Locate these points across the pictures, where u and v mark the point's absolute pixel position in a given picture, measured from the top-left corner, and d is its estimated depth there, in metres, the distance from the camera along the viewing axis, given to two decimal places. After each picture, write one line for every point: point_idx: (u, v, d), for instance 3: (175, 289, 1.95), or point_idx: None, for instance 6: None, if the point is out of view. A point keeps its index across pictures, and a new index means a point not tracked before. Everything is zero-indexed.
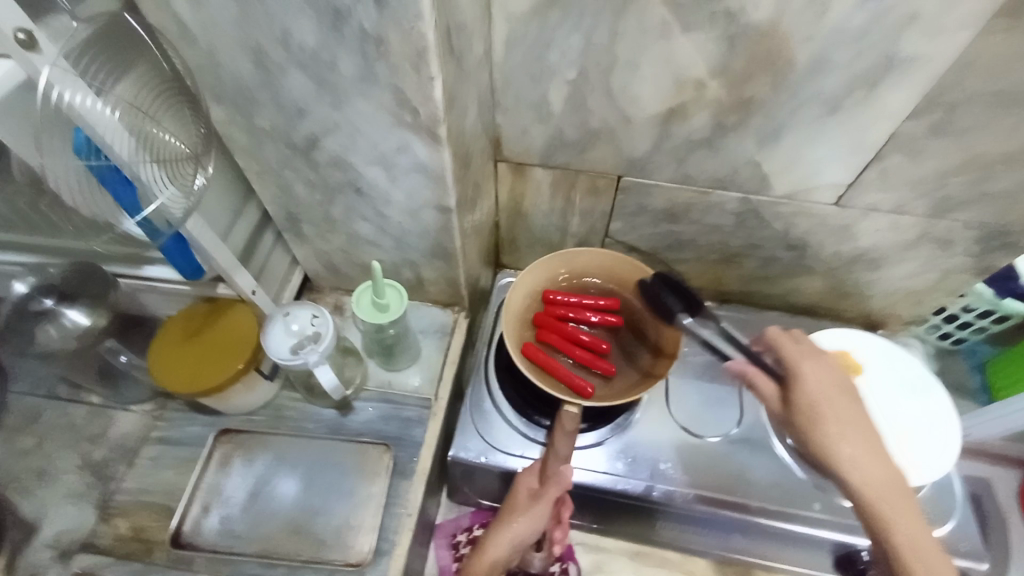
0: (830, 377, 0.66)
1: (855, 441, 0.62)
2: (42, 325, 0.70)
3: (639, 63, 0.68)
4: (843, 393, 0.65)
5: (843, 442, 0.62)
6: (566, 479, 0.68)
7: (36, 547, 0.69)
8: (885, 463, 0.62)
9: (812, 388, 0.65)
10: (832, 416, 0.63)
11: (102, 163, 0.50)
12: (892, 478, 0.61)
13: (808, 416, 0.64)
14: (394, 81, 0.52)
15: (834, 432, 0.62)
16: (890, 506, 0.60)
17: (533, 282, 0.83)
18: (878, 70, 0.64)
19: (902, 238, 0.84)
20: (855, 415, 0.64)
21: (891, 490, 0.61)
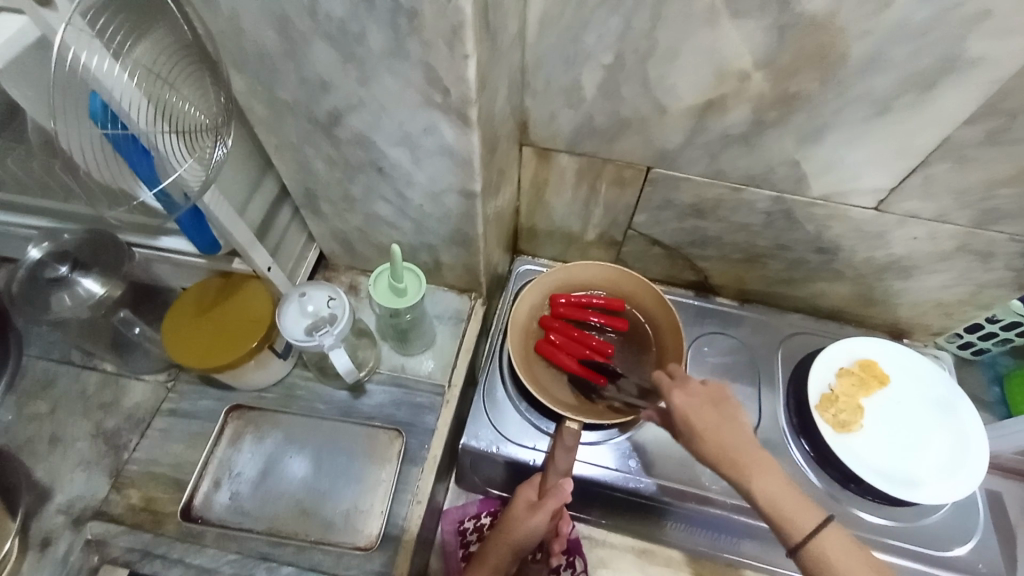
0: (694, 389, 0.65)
1: (731, 451, 0.60)
2: (57, 292, 0.69)
3: (680, 51, 0.65)
4: (707, 403, 0.64)
5: (716, 455, 0.61)
6: (566, 493, 0.67)
7: (48, 513, 0.70)
8: (767, 467, 0.60)
9: (679, 404, 0.64)
10: (703, 428, 0.62)
11: (119, 131, 0.48)
12: (779, 482, 0.59)
13: (686, 434, 0.63)
14: (425, 58, 0.49)
15: (711, 445, 0.61)
16: (785, 511, 0.58)
17: (548, 287, 0.85)
18: (938, 70, 0.60)
19: (941, 248, 0.80)
20: (728, 424, 0.62)
21: (783, 494, 0.59)
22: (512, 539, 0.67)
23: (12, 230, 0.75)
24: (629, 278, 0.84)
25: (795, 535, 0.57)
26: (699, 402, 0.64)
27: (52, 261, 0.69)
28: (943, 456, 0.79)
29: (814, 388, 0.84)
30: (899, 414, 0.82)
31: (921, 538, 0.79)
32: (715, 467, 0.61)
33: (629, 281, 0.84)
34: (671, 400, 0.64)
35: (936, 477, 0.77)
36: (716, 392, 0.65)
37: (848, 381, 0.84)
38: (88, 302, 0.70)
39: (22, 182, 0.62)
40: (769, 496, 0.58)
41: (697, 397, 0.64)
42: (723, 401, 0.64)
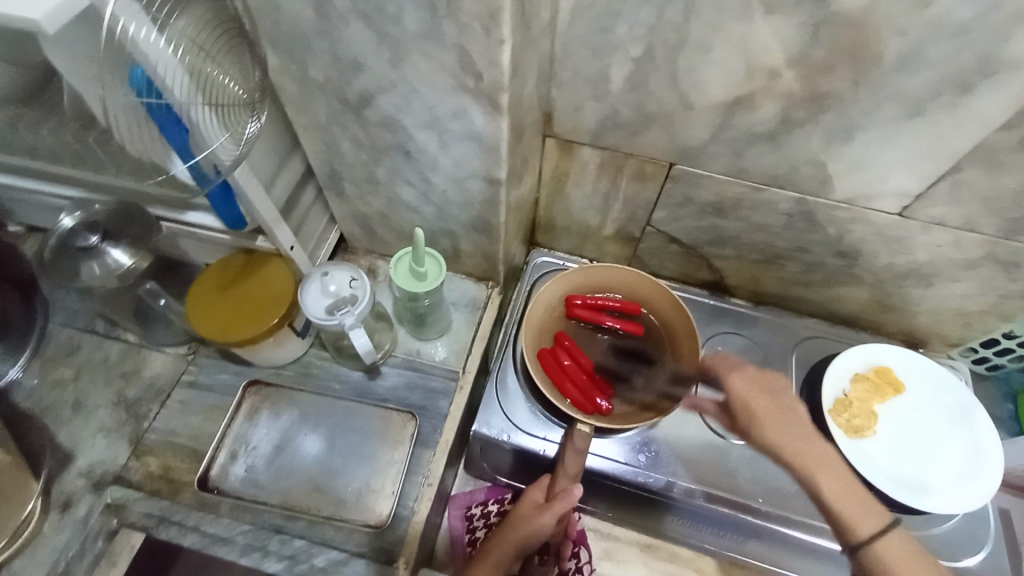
0: (763, 392, 0.69)
1: (791, 439, 0.65)
2: (85, 262, 0.70)
3: (712, 45, 0.64)
4: (763, 391, 0.69)
5: (775, 444, 0.65)
6: (574, 498, 0.67)
7: (70, 476, 0.71)
8: (822, 450, 0.64)
9: (739, 393, 0.69)
10: (762, 416, 0.67)
11: (158, 102, 0.49)
12: (834, 473, 0.63)
13: (746, 422, 0.68)
14: (460, 40, 0.49)
15: (769, 432, 0.66)
16: (842, 504, 0.62)
17: (564, 284, 0.85)
18: (974, 73, 0.59)
19: (965, 256, 0.80)
20: (784, 413, 0.67)
21: (840, 485, 0.63)
22: (516, 538, 0.67)
23: (43, 199, 0.76)
24: (645, 280, 0.84)
25: (851, 525, 0.60)
26: (753, 389, 0.69)
27: (82, 231, 0.70)
28: (959, 468, 0.78)
29: (827, 393, 0.83)
30: (914, 423, 0.82)
31: (930, 546, 0.78)
32: (776, 458, 0.66)
33: (646, 284, 0.84)
34: (730, 386, 0.70)
35: (952, 487, 0.76)
36: (771, 379, 0.70)
37: (863, 388, 0.83)
38: (117, 272, 0.70)
39: (57, 154, 0.64)
40: (828, 487, 0.62)
41: (755, 386, 0.69)
42: (779, 389, 0.69)
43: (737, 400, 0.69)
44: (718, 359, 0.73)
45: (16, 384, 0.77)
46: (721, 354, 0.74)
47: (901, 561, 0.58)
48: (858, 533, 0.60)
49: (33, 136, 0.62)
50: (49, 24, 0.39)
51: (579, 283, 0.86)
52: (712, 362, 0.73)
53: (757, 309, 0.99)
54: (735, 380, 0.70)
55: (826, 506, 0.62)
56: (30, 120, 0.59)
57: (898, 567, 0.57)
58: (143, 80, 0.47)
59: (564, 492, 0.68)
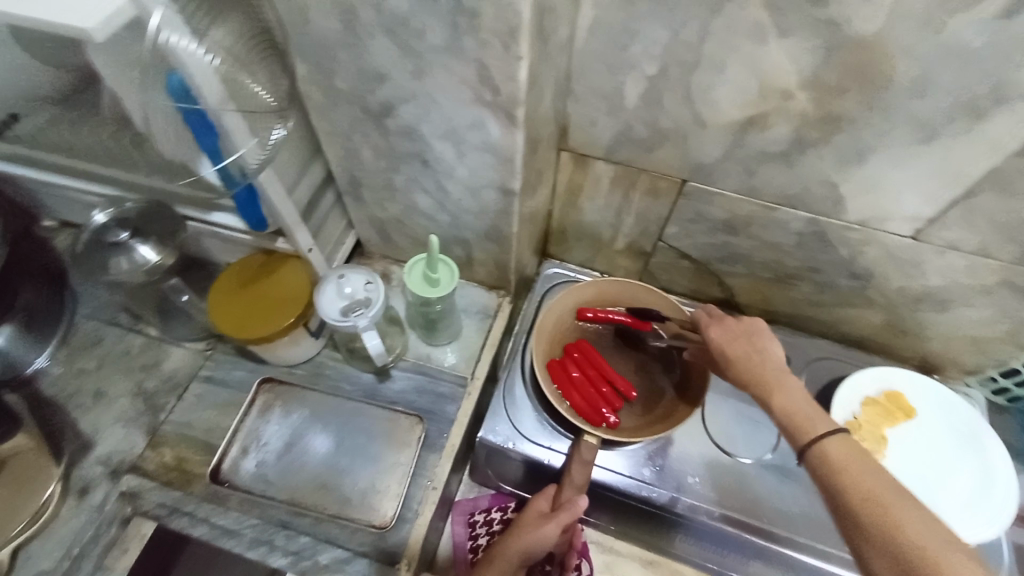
0: (735, 332, 0.65)
1: (754, 370, 0.60)
2: (115, 256, 0.73)
3: (726, 65, 0.66)
4: (738, 332, 0.64)
5: (742, 376, 0.61)
6: (580, 508, 0.67)
7: (88, 463, 0.74)
8: (783, 377, 0.59)
9: (715, 337, 0.65)
10: (733, 352, 0.63)
11: (190, 107, 0.52)
12: (800, 399, 0.57)
13: (721, 363, 0.64)
14: (480, 55, 0.51)
15: (738, 367, 0.62)
16: (806, 424, 0.55)
17: (575, 296, 0.86)
18: (988, 99, 0.59)
19: (980, 282, 0.79)
20: (756, 350, 0.62)
21: (810, 409, 0.56)
22: (520, 546, 0.67)
23: (79, 196, 0.80)
24: (656, 294, 0.84)
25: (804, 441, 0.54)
26: (731, 334, 0.65)
27: (114, 228, 0.74)
28: (971, 498, 0.77)
29: (836, 414, 0.82)
30: (926, 450, 0.81)
31: None
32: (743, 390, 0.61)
33: (657, 299, 0.84)
34: (706, 332, 0.67)
35: (962, 517, 0.75)
36: (750, 324, 0.64)
37: (874, 411, 0.82)
38: (144, 268, 0.73)
39: (94, 152, 0.68)
40: (784, 408, 0.56)
41: (732, 329, 0.65)
42: (755, 331, 0.64)
43: (710, 342, 0.66)
44: (704, 313, 0.70)
45: (42, 371, 0.80)
46: (714, 309, 0.70)
47: (855, 468, 0.50)
48: (808, 440, 0.53)
49: (74, 136, 0.66)
50: (97, 34, 0.41)
51: (589, 296, 0.87)
52: (699, 317, 0.70)
53: (767, 328, 0.99)
54: (710, 326, 0.67)
55: (784, 424, 0.56)
56: (73, 121, 0.62)
57: (851, 475, 0.49)
58: (179, 88, 0.50)
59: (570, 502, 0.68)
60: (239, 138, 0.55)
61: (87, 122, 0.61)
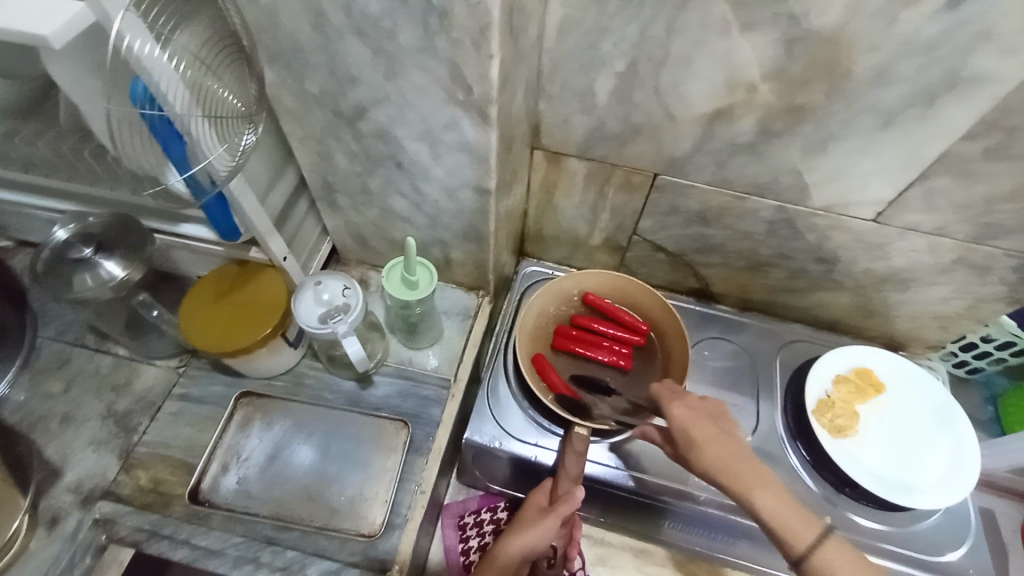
0: (699, 415, 0.67)
1: (729, 461, 0.63)
2: (79, 273, 0.70)
3: (693, 59, 0.67)
4: (704, 416, 0.67)
5: (714, 466, 0.63)
6: (577, 500, 0.67)
7: (58, 490, 0.70)
8: (762, 474, 0.62)
9: (682, 420, 0.67)
10: (702, 439, 0.65)
11: (156, 113, 0.49)
12: (777, 494, 0.61)
13: (688, 448, 0.66)
14: (452, 55, 0.51)
15: (709, 457, 0.64)
16: (791, 524, 0.59)
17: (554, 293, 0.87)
18: (939, 86, 0.63)
19: (939, 261, 0.83)
20: (725, 437, 0.65)
21: (788, 508, 0.60)
22: (522, 542, 0.67)
23: (38, 212, 0.77)
24: (637, 285, 0.85)
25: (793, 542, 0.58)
26: (698, 416, 0.67)
27: (77, 243, 0.71)
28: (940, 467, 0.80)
29: (811, 394, 0.85)
30: (897, 424, 0.84)
31: (913, 543, 0.80)
32: (716, 482, 0.63)
33: (639, 289, 0.85)
34: (672, 412, 0.68)
35: (935, 486, 0.78)
36: (713, 408, 0.68)
37: (847, 389, 0.86)
38: (110, 284, 0.70)
39: (59, 166, 0.66)
40: (767, 505, 0.60)
41: (698, 412, 0.68)
42: (721, 416, 0.67)
43: (680, 427, 0.67)
44: (665, 389, 0.72)
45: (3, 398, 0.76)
46: (668, 384, 0.73)
47: (845, 568, 0.57)
48: (801, 545, 0.58)
49: (31, 150, 0.63)
50: (57, 40, 0.42)
51: (567, 293, 0.88)
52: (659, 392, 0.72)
53: (743, 315, 1.02)
54: (675, 409, 0.68)
55: (770, 524, 0.59)
56: (26, 132, 0.60)
57: (842, 574, 0.56)
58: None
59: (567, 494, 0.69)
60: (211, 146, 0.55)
61: (47, 135, 0.59)
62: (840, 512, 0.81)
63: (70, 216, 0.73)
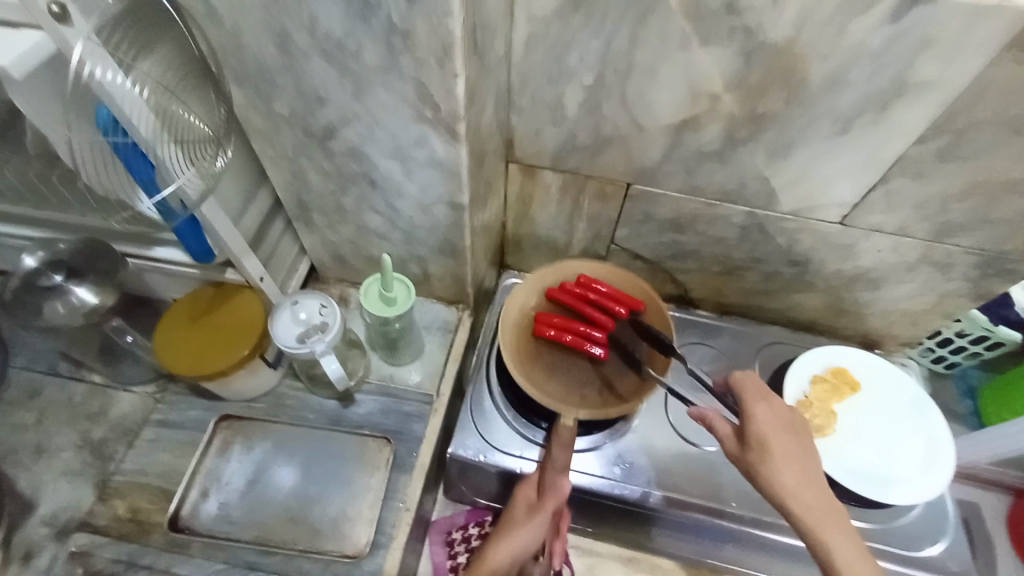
0: (783, 422, 0.62)
1: (803, 489, 0.58)
2: (49, 300, 0.70)
3: (656, 72, 0.69)
4: (786, 429, 0.61)
5: (790, 489, 0.58)
6: (564, 491, 0.70)
7: (32, 524, 0.69)
8: (830, 503, 0.58)
9: (761, 431, 0.60)
10: (779, 455, 0.59)
11: (123, 140, 0.50)
12: (850, 539, 0.57)
13: (760, 458, 0.59)
14: (418, 74, 0.53)
15: (784, 484, 0.58)
16: (851, 561, 0.55)
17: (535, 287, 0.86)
18: (890, 92, 0.65)
19: (904, 259, 0.85)
20: (804, 461, 0.59)
21: (847, 543, 0.56)
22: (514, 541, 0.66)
23: (8, 240, 0.75)
24: (619, 274, 0.86)
25: None
26: (779, 425, 0.61)
27: (47, 270, 0.71)
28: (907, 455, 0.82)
29: (789, 394, 0.87)
30: (873, 420, 0.86)
31: (894, 538, 0.81)
32: (781, 508, 0.58)
33: (621, 280, 0.86)
34: (754, 415, 0.61)
35: (911, 481, 0.80)
36: (797, 420, 0.62)
37: (822, 388, 0.87)
38: (81, 310, 0.71)
39: (28, 192, 0.65)
40: (838, 545, 0.56)
41: (780, 423, 0.61)
42: (804, 434, 0.61)
43: (756, 436, 0.60)
44: (747, 383, 0.64)
45: None
46: (752, 376, 0.65)
47: None
48: None
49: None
50: (17, 70, 0.43)
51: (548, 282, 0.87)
52: (740, 385, 0.65)
53: (721, 319, 1.04)
54: (758, 410, 0.62)
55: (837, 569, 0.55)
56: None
57: None
58: (109, 117, 0.49)
59: (555, 488, 0.71)
60: (177, 173, 0.54)
61: (13, 162, 0.59)
62: None
63: (40, 241, 0.72)
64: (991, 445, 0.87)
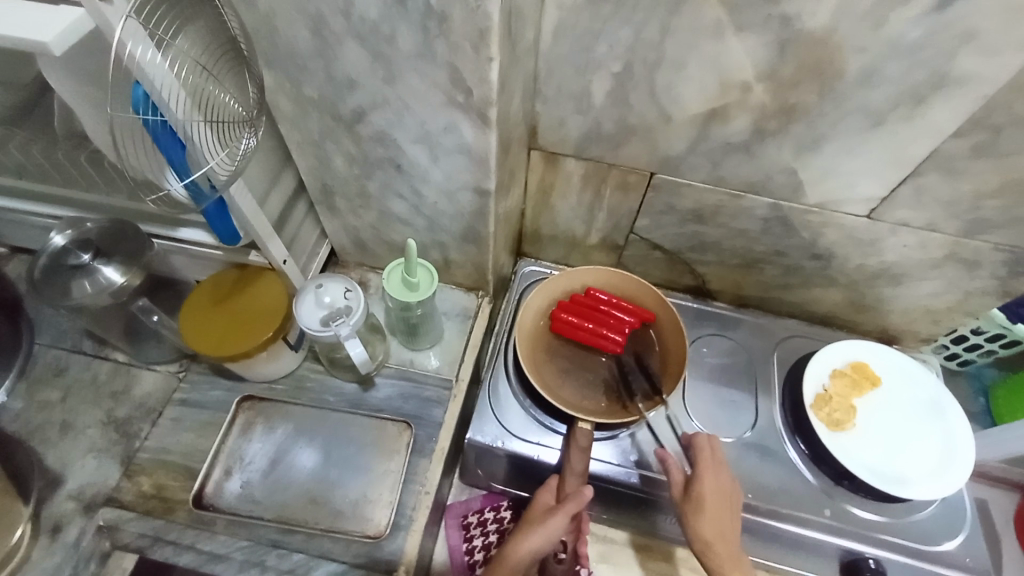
0: (724, 491, 0.73)
1: (717, 540, 0.69)
2: (79, 278, 0.69)
3: (686, 61, 0.68)
4: (723, 498, 0.72)
5: (705, 539, 0.69)
6: (586, 498, 0.69)
7: (61, 498, 0.70)
8: (735, 554, 0.70)
9: (705, 492, 0.71)
10: (708, 511, 0.70)
11: (157, 119, 0.50)
12: None
13: (692, 508, 0.71)
14: (452, 59, 0.52)
15: (703, 530, 0.69)
16: None
17: (544, 298, 0.89)
18: (928, 86, 0.64)
19: (929, 256, 0.84)
20: (726, 526, 0.70)
21: None
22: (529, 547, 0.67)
23: (34, 219, 0.76)
24: (626, 278, 0.89)
25: None
26: (718, 492, 0.72)
27: (75, 249, 0.70)
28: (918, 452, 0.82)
29: (808, 388, 0.87)
30: (892, 416, 0.86)
31: (910, 534, 0.81)
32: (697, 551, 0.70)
33: (629, 283, 0.89)
34: (700, 477, 0.73)
35: (928, 477, 0.80)
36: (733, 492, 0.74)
37: (842, 383, 0.87)
38: (109, 289, 0.70)
39: (58, 171, 0.66)
40: None
41: (722, 492, 0.73)
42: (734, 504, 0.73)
43: (700, 495, 0.71)
44: (706, 445, 0.76)
45: (1, 407, 0.75)
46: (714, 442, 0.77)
47: None
48: None
49: (27, 156, 0.63)
50: (57, 47, 0.42)
51: (556, 292, 0.90)
52: (699, 444, 0.76)
53: (739, 311, 1.03)
54: (706, 473, 0.73)
55: None
56: (22, 139, 0.59)
57: None
58: (144, 100, 0.48)
59: (575, 493, 0.71)
60: (206, 159, 0.54)
61: (43, 141, 0.59)
62: (839, 505, 0.82)
63: (67, 220, 0.73)
64: (1000, 443, 0.88)
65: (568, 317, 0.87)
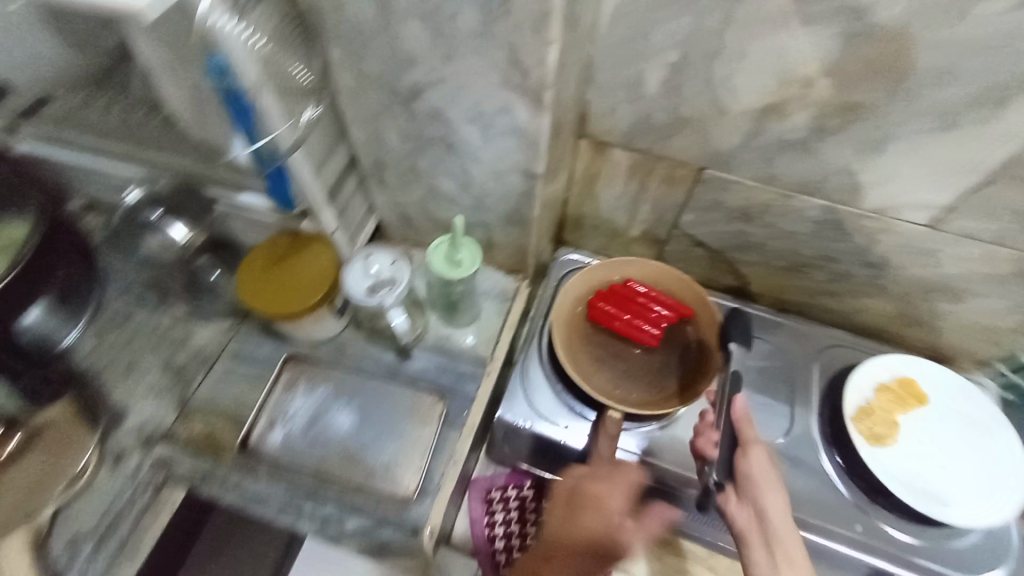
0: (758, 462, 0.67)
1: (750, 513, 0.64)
2: (147, 235, 0.80)
3: (746, 53, 0.67)
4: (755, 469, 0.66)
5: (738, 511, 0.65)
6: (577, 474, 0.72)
7: (123, 431, 0.76)
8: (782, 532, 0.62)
9: (748, 471, 0.66)
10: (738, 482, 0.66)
11: (228, 86, 0.54)
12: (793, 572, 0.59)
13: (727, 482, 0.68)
14: (511, 39, 0.53)
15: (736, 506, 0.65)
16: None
17: (581, 285, 0.89)
18: (1008, 88, 0.60)
19: (993, 272, 0.80)
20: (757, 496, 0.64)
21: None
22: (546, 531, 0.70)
23: None
24: (666, 271, 0.89)
25: None
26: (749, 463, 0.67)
27: (146, 205, 0.78)
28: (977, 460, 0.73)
29: (850, 400, 0.84)
30: (939, 436, 0.82)
31: (946, 559, 0.78)
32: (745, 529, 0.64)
33: (668, 276, 0.89)
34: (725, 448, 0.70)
35: (975, 504, 0.76)
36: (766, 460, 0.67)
37: (887, 398, 0.84)
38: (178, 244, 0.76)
39: (130, 126, 0.67)
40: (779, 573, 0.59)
41: (769, 470, 0.66)
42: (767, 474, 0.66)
43: (742, 474, 0.67)
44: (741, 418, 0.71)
45: None
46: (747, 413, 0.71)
47: None
48: None
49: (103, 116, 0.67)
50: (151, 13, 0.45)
51: (594, 280, 0.90)
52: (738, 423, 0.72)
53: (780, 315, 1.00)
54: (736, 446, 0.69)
55: None
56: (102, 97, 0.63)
57: None
58: (217, 70, 0.53)
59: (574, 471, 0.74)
60: (274, 117, 0.58)
61: (128, 100, 0.63)
62: (871, 522, 0.80)
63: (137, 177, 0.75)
64: None
65: (604, 306, 0.87)
